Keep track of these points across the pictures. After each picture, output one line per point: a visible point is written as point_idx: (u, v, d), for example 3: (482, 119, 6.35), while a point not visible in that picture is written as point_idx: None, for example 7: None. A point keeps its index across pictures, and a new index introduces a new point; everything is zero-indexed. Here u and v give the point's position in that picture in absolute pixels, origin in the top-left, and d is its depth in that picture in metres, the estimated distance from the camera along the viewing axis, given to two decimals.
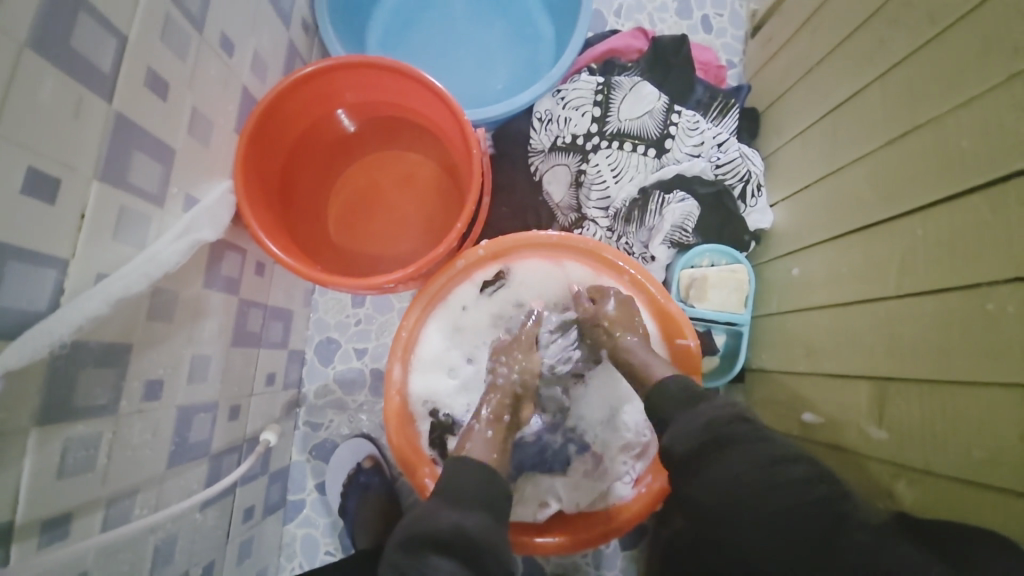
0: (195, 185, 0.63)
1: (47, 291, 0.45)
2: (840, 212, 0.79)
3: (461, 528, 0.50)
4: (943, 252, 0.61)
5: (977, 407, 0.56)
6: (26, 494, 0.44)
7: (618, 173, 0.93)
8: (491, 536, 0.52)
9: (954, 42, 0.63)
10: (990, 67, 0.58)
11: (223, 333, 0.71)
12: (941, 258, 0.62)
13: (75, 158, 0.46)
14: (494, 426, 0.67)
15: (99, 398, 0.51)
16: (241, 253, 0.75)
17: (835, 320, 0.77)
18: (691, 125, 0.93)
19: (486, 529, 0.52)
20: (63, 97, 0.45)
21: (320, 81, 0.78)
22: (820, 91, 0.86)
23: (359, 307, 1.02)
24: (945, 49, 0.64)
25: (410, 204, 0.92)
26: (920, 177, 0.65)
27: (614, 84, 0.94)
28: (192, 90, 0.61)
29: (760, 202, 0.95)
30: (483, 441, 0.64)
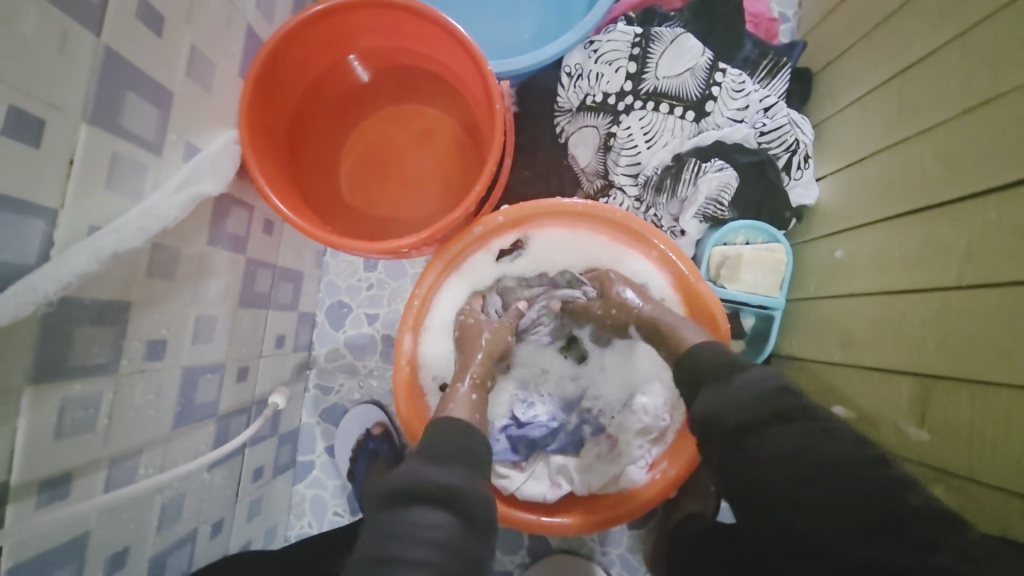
0: (197, 134, 0.59)
1: (34, 244, 0.41)
2: (898, 192, 0.71)
3: (448, 484, 0.48)
4: (1016, 242, 0.54)
5: None
6: (22, 454, 0.42)
7: (651, 137, 0.86)
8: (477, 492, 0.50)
9: None
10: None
11: (229, 294, 0.68)
12: (1014, 249, 0.55)
13: (61, 98, 0.42)
14: (479, 390, 0.64)
15: (97, 357, 0.48)
16: (247, 210, 0.71)
17: (881, 309, 0.71)
18: (736, 85, 0.85)
19: (474, 486, 0.50)
20: (46, 29, 0.40)
21: (331, 23, 0.71)
22: (885, 52, 0.77)
23: (372, 271, 0.98)
24: None
25: (426, 164, 0.86)
26: (999, 154, 0.57)
27: (653, 36, 0.85)
28: (190, 26, 0.55)
29: (806, 174, 0.87)
30: (467, 402, 0.61)
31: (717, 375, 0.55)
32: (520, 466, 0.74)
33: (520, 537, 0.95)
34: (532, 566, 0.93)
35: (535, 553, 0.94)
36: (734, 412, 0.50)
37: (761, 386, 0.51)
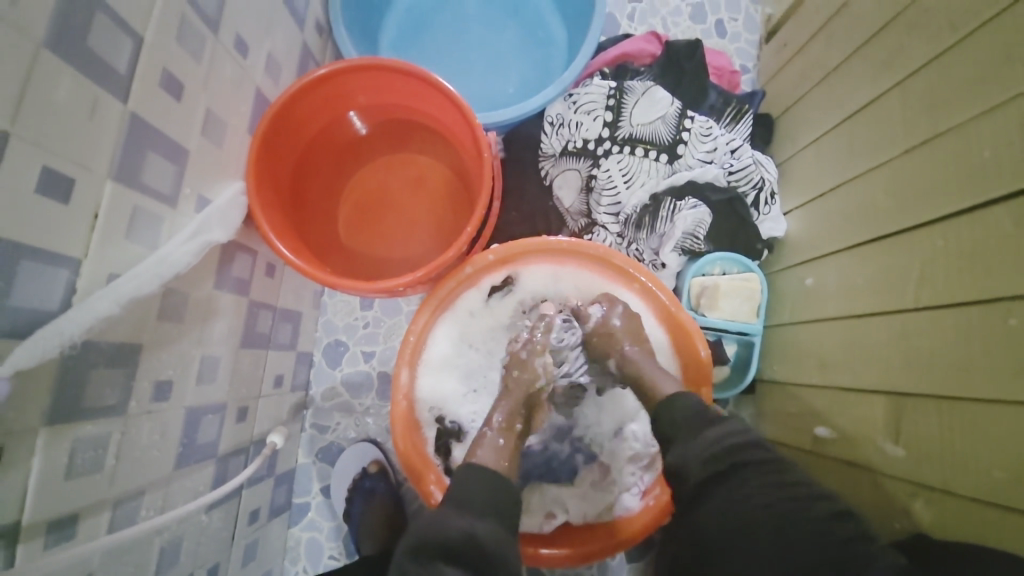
0: (209, 186, 0.63)
1: (59, 292, 0.45)
2: (856, 223, 0.77)
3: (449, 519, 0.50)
4: (965, 266, 0.60)
5: (1006, 428, 0.54)
6: (34, 493, 0.44)
7: (630, 179, 0.92)
8: (501, 547, 0.51)
9: (977, 51, 0.61)
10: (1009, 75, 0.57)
11: (233, 335, 0.71)
12: (964, 271, 0.60)
13: (90, 159, 0.47)
14: (506, 435, 0.67)
15: (109, 399, 0.50)
16: (252, 254, 0.75)
17: (851, 333, 0.75)
18: (704, 130, 0.93)
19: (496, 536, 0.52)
20: (79, 98, 0.45)
21: (334, 84, 0.78)
22: (834, 99, 0.85)
23: (368, 310, 1.01)
24: (967, 57, 0.63)
25: (419, 207, 0.92)
26: (941, 188, 0.64)
27: (626, 88, 0.93)
28: (206, 92, 0.61)
29: (774, 209, 0.94)
30: (493, 448, 0.64)
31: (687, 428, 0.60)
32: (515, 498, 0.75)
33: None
34: None
35: None
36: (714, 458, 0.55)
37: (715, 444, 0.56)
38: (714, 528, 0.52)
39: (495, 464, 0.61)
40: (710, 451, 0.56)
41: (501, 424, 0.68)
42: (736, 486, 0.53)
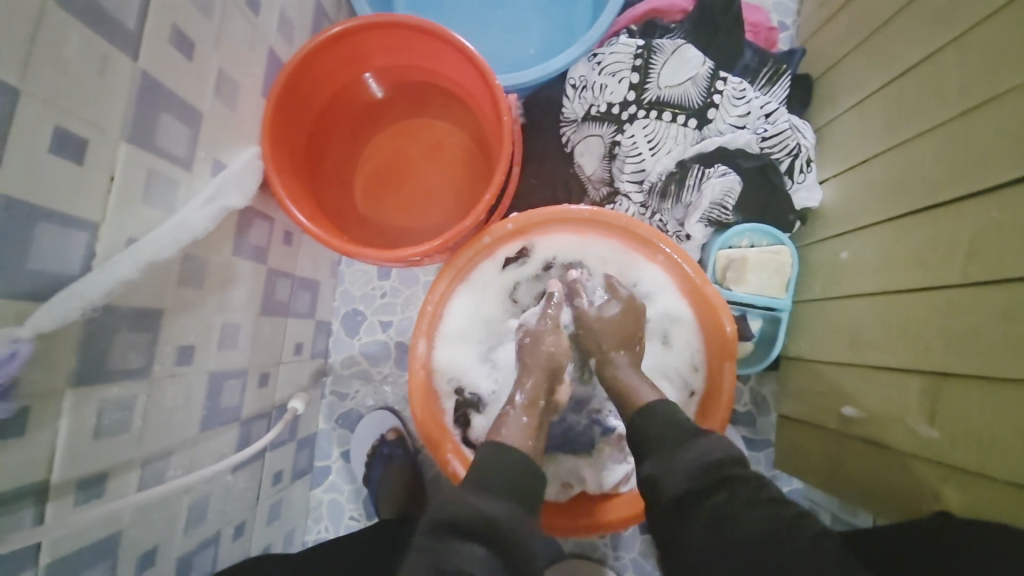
0: (224, 151, 0.62)
1: (78, 255, 0.45)
2: (901, 194, 0.72)
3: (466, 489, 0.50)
4: (1021, 240, 0.55)
5: None
6: (65, 451, 0.45)
7: (656, 145, 0.88)
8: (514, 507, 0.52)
9: None
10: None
11: (251, 302, 0.71)
12: (1018, 246, 0.56)
13: (102, 120, 0.45)
14: (529, 412, 0.64)
15: (132, 362, 0.51)
16: (268, 222, 0.74)
17: (888, 310, 0.72)
18: (737, 93, 0.87)
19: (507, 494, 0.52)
20: (89, 57, 0.44)
21: (346, 44, 0.75)
22: (882, 58, 0.79)
23: (385, 280, 1.01)
24: None
25: (436, 175, 0.90)
26: (998, 155, 0.59)
27: (655, 47, 0.88)
28: (218, 50, 0.59)
29: (809, 178, 0.89)
30: (518, 427, 0.61)
31: None
32: None
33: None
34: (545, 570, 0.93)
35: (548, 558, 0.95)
36: None
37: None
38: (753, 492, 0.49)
39: (520, 443, 0.59)
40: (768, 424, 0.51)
41: (524, 403, 0.65)
42: None
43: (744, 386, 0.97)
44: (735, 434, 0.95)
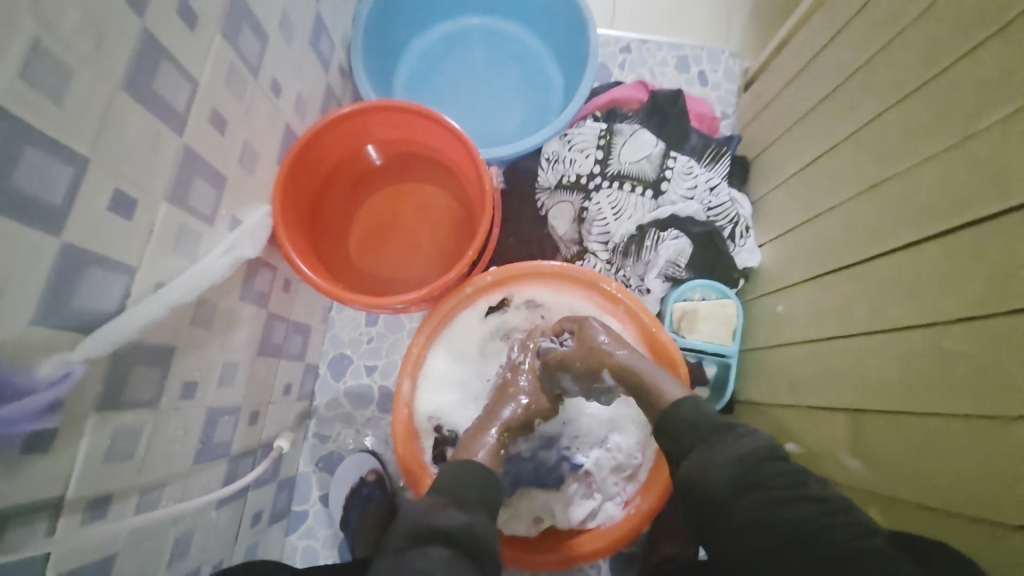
0: (241, 209, 0.71)
1: (117, 294, 0.51)
2: (820, 257, 0.85)
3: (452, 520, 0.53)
4: (901, 298, 0.68)
5: (943, 440, 0.60)
6: (78, 474, 0.49)
7: (618, 211, 1.02)
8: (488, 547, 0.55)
9: (907, 110, 0.71)
10: (936, 133, 0.66)
11: (250, 343, 0.78)
12: (900, 301, 0.68)
13: (151, 182, 0.54)
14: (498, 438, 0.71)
15: (146, 393, 0.57)
16: (272, 270, 0.82)
17: (816, 356, 0.82)
18: (686, 170, 1.03)
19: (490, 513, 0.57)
20: (148, 134, 0.53)
21: (353, 121, 0.87)
22: (799, 147, 0.96)
23: (372, 326, 1.08)
24: (898, 116, 0.73)
25: (423, 232, 1.00)
26: (882, 228, 0.73)
27: (615, 131, 1.04)
28: (245, 127, 0.70)
29: (749, 242, 1.02)
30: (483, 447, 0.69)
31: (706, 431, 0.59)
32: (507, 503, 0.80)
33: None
34: None
35: None
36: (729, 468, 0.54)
37: (749, 447, 0.55)
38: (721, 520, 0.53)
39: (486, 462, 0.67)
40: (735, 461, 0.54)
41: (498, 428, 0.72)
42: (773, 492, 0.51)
43: None
44: None
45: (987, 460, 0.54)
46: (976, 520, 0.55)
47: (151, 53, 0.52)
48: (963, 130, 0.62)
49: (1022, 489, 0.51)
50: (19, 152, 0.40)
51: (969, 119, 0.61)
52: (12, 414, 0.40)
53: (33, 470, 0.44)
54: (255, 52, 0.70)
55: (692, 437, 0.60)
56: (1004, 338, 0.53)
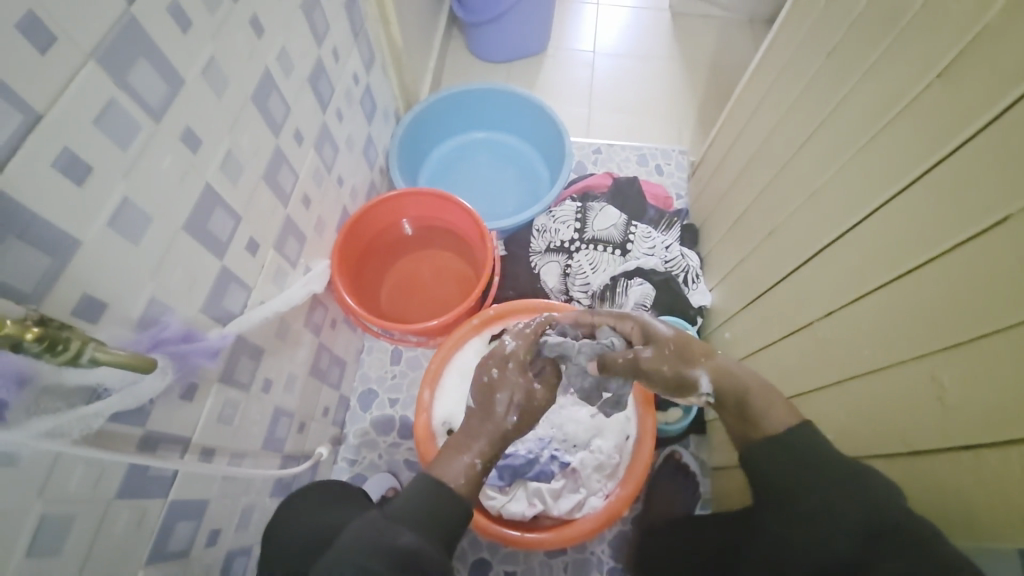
0: (312, 260, 1.00)
1: (240, 303, 0.77)
2: (747, 289, 1.10)
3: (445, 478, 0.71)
4: (791, 309, 0.91)
5: (828, 406, 0.79)
6: (202, 425, 0.71)
7: (594, 267, 1.29)
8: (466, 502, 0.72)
9: (778, 181, 1.01)
10: (794, 194, 0.94)
11: (306, 363, 1.01)
12: (791, 311, 0.91)
13: (267, 234, 0.83)
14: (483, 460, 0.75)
15: (244, 378, 0.79)
16: (325, 309, 1.08)
17: (753, 365, 1.03)
18: (646, 234, 1.32)
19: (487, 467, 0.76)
20: (270, 204, 0.83)
21: (391, 203, 1.20)
22: (726, 212, 1.25)
23: (396, 365, 1.31)
24: (774, 185, 1.02)
25: (440, 285, 1.28)
26: (777, 261, 0.98)
27: (588, 207, 1.35)
28: (320, 205, 1.01)
29: (700, 287, 1.29)
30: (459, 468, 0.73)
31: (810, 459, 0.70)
32: (505, 490, 0.97)
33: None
34: None
35: None
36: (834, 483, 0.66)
37: (845, 469, 0.67)
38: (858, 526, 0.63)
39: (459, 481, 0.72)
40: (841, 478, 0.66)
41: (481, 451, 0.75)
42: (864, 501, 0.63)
43: (689, 451, 1.21)
44: (690, 494, 1.14)
45: (863, 411, 0.72)
46: (873, 460, 0.71)
47: (277, 158, 0.84)
48: (808, 190, 0.90)
49: (876, 425, 0.70)
50: (214, 208, 0.69)
51: (810, 182, 0.90)
52: (201, 351, 0.62)
53: (184, 410, 0.66)
54: (330, 157, 1.04)
55: (799, 463, 0.70)
56: (850, 321, 0.75)
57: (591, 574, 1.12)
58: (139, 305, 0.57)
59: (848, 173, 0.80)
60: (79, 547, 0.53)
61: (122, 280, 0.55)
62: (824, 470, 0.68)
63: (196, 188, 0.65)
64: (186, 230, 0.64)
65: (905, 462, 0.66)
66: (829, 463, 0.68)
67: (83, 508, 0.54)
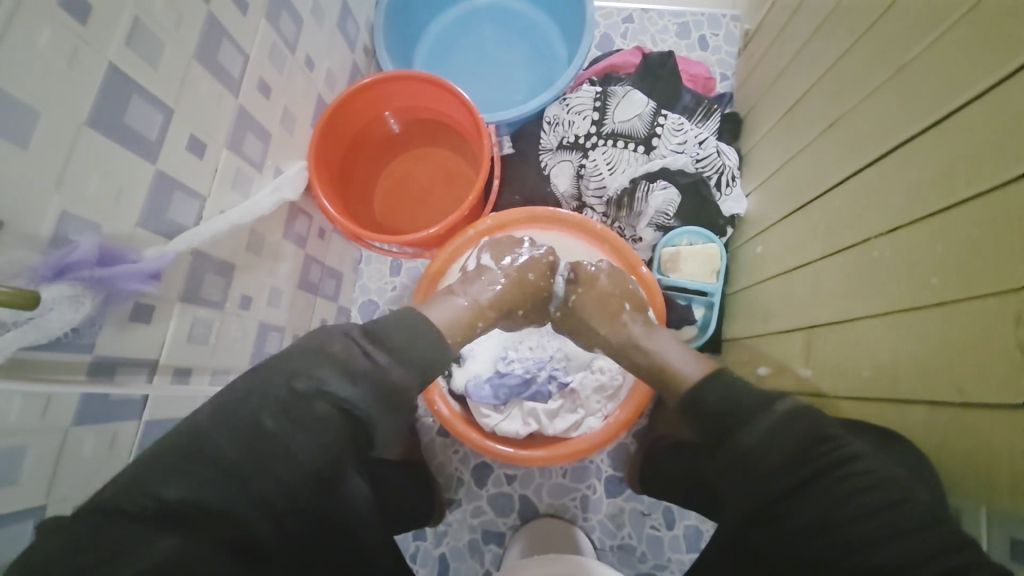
0: (283, 161, 0.88)
1: (194, 214, 0.68)
2: (789, 196, 0.93)
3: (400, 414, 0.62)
4: (841, 223, 0.76)
5: (865, 339, 0.68)
6: (169, 346, 0.66)
7: (613, 167, 1.10)
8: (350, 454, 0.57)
9: (852, 54, 0.78)
10: (872, 73, 0.73)
11: (292, 276, 0.95)
12: (841, 226, 0.76)
13: (216, 131, 0.70)
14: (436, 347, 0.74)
15: (215, 296, 0.74)
16: (308, 218, 0.99)
17: (785, 286, 0.91)
18: (676, 126, 1.10)
19: None
20: (212, 92, 0.68)
21: (374, 91, 1.03)
22: (779, 98, 1.02)
23: (396, 276, 1.25)
24: (846, 61, 0.79)
25: (436, 189, 1.16)
26: (832, 163, 0.80)
27: (609, 93, 1.12)
28: (284, 94, 0.86)
29: (735, 191, 1.11)
30: None
31: (740, 407, 0.60)
32: (499, 409, 0.95)
33: (445, 526, 1.13)
34: (522, 527, 1.12)
35: (526, 517, 1.13)
36: (770, 423, 0.57)
37: (776, 407, 0.58)
38: (800, 464, 0.54)
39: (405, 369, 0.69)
40: (785, 418, 0.57)
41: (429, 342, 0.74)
42: (798, 439, 0.55)
43: None
44: None
45: (905, 350, 0.61)
46: (906, 405, 0.62)
47: (214, 33, 0.68)
48: (891, 66, 0.68)
49: (919, 368, 0.59)
50: (130, 97, 0.56)
51: (896, 56, 0.67)
52: (128, 275, 0.55)
53: (139, 332, 0.61)
54: (292, 32, 0.86)
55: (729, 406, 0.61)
56: (918, 242, 0.61)
57: (590, 480, 1.15)
58: (48, 223, 0.49)
59: (952, 39, 0.58)
60: (39, 477, 0.52)
61: (18, 191, 0.46)
62: (735, 415, 0.59)
63: (95, 71, 0.52)
64: (93, 126, 0.53)
65: (948, 414, 0.56)
66: (746, 401, 0.60)
67: (35, 440, 0.51)
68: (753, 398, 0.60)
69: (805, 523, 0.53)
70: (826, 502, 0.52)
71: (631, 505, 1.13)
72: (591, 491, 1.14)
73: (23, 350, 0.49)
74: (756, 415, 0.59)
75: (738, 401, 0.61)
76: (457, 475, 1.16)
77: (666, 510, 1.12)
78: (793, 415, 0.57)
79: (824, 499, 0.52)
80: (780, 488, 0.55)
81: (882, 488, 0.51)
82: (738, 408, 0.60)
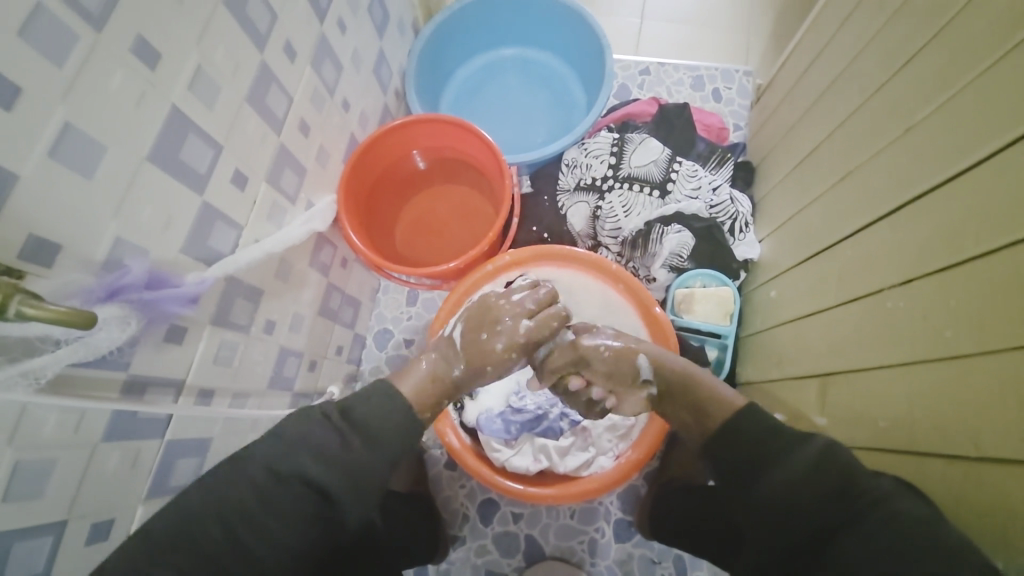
0: (314, 194, 0.93)
1: (231, 242, 0.71)
2: (803, 243, 0.95)
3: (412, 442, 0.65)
4: (854, 272, 0.77)
5: (881, 389, 0.68)
6: (196, 367, 0.69)
7: (628, 209, 1.14)
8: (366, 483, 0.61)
9: (863, 112, 0.81)
10: (882, 131, 0.76)
11: (314, 303, 0.98)
12: (854, 275, 0.77)
13: (258, 166, 0.75)
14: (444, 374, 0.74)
15: (242, 319, 0.77)
16: (333, 247, 1.03)
17: (799, 331, 0.91)
18: (691, 172, 1.14)
19: None
20: (258, 130, 0.74)
21: (403, 131, 1.09)
22: (791, 149, 1.06)
23: (412, 306, 1.27)
24: (856, 119, 0.83)
25: (456, 224, 1.20)
26: (844, 214, 0.82)
27: (626, 139, 1.17)
28: (321, 133, 0.92)
29: (748, 236, 1.14)
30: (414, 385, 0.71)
31: (770, 447, 0.63)
32: (510, 444, 0.95)
33: (448, 564, 1.10)
34: (528, 569, 1.09)
35: (532, 559, 1.10)
36: (801, 461, 0.60)
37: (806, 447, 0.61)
38: (835, 499, 0.57)
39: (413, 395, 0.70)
40: (816, 457, 0.60)
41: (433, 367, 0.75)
42: (830, 476, 0.58)
43: None
44: None
45: (923, 402, 0.61)
46: (922, 458, 0.61)
47: (265, 78, 0.74)
48: (900, 125, 0.72)
49: (936, 420, 0.59)
50: (186, 135, 0.61)
51: (905, 116, 0.71)
52: (171, 298, 0.59)
53: (170, 352, 0.64)
54: (333, 77, 0.92)
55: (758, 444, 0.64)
56: (932, 293, 0.61)
57: (599, 522, 1.12)
58: (103, 247, 0.53)
59: (958, 104, 0.62)
60: (63, 492, 0.53)
61: (80, 217, 0.50)
62: (760, 458, 0.63)
63: (158, 111, 0.57)
64: (152, 160, 0.57)
65: (966, 468, 0.55)
66: (773, 439, 0.63)
67: (64, 455, 0.53)
68: (781, 438, 0.63)
69: (835, 568, 0.56)
70: (850, 548, 0.55)
71: (640, 551, 1.09)
72: (599, 535, 1.11)
73: (67, 367, 0.52)
74: (787, 454, 0.62)
75: (767, 439, 0.64)
76: (463, 511, 1.14)
77: (678, 558, 1.08)
78: (822, 454, 0.60)
79: (860, 537, 0.54)
80: (814, 525, 0.58)
81: (917, 534, 0.52)
82: (769, 447, 0.63)
